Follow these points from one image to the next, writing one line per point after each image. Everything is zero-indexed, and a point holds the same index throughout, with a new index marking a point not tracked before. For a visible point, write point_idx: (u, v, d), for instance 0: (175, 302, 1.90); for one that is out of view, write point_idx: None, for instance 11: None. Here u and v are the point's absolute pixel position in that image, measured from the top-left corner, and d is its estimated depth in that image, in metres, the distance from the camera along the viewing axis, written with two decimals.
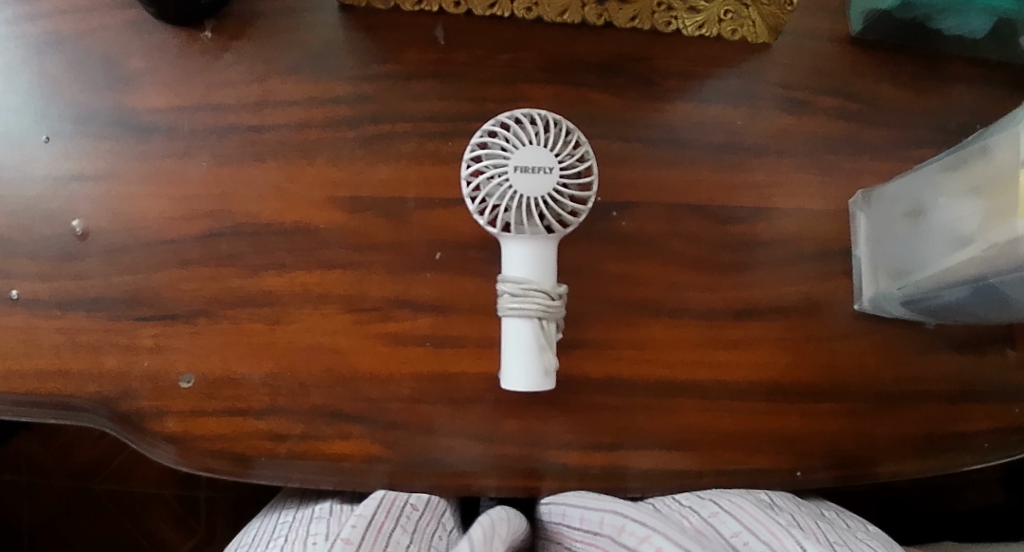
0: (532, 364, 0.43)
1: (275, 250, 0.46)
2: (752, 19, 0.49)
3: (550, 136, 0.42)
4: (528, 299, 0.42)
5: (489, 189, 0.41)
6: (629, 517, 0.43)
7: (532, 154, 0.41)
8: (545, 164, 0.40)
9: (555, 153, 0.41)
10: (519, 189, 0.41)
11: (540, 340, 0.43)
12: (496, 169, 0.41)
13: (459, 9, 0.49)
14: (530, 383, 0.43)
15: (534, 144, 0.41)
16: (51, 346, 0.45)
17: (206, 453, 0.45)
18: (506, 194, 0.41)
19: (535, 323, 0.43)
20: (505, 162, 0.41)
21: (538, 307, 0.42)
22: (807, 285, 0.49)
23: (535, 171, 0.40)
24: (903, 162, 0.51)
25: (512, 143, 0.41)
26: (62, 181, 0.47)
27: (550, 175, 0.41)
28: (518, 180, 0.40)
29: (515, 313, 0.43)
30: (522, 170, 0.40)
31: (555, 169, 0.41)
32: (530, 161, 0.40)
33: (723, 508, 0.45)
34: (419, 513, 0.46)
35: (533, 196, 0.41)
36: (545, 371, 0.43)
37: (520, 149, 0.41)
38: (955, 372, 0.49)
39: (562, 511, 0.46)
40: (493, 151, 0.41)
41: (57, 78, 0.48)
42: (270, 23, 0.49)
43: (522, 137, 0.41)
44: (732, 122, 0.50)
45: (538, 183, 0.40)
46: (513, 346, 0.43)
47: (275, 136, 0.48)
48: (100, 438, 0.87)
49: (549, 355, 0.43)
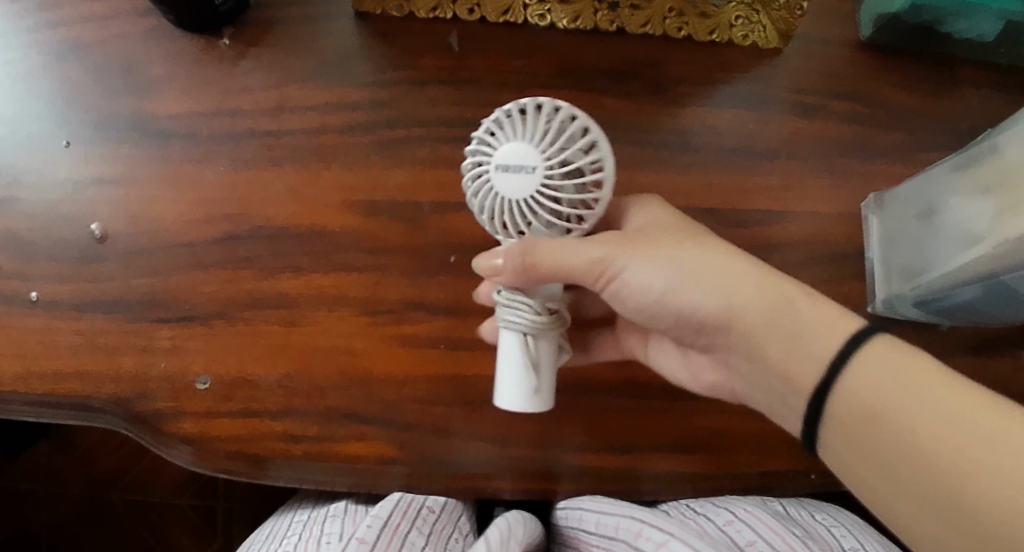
0: (513, 383, 0.40)
1: (293, 253, 0.47)
2: (762, 24, 0.51)
3: (543, 129, 0.34)
4: (517, 312, 0.39)
5: (472, 191, 0.37)
6: (646, 523, 0.49)
7: (513, 148, 0.34)
8: (528, 163, 0.34)
9: (542, 147, 0.34)
10: (500, 191, 0.35)
11: (523, 361, 0.39)
12: (479, 165, 0.36)
13: (474, 16, 0.51)
14: (514, 406, 0.40)
15: (521, 139, 0.34)
16: (71, 347, 0.45)
17: (221, 454, 0.44)
18: (489, 196, 0.36)
19: (521, 340, 0.39)
20: (485, 160, 0.36)
21: (527, 324, 0.39)
22: (821, 288, 0.48)
23: (514, 171, 0.34)
24: (916, 165, 0.51)
25: (498, 136, 0.35)
26: (82, 184, 0.48)
27: (533, 175, 0.34)
28: (499, 179, 0.35)
29: (501, 327, 0.40)
30: (500, 169, 0.34)
31: (539, 168, 0.34)
32: (509, 158, 0.34)
33: (737, 517, 0.51)
34: (435, 516, 0.51)
35: (517, 200, 0.35)
36: (526, 395, 0.40)
37: (505, 143, 0.34)
38: (972, 374, 0.48)
39: (578, 515, 0.51)
40: (477, 147, 0.36)
41: (78, 85, 0.49)
42: (289, 31, 0.51)
43: (510, 130, 0.35)
44: (744, 126, 0.50)
45: (520, 183, 0.34)
46: (500, 363, 0.40)
47: (293, 141, 0.49)
48: (120, 447, 0.88)
49: (532, 377, 0.39)
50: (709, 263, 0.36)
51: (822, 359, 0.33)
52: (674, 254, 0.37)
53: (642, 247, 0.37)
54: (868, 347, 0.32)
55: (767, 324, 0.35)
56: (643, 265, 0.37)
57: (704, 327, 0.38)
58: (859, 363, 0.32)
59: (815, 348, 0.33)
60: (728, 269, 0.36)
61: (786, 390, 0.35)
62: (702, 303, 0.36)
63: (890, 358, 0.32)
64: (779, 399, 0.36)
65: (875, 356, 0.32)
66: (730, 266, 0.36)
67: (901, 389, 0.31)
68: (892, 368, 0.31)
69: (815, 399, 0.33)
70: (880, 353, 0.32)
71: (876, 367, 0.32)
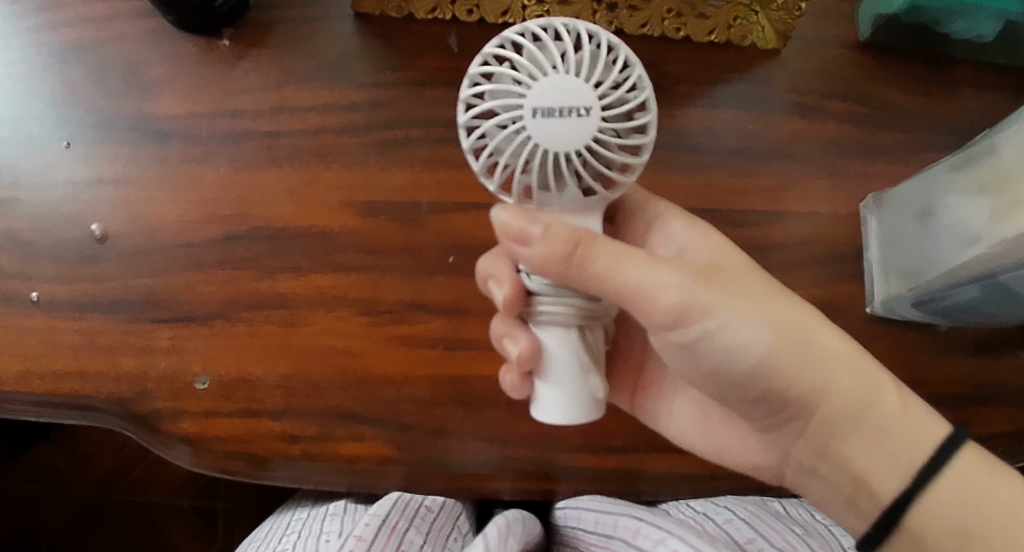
0: (574, 389, 0.35)
1: (292, 254, 0.47)
2: (760, 25, 0.50)
3: (583, 59, 0.27)
4: (568, 306, 0.34)
5: (497, 143, 0.28)
6: (644, 521, 0.50)
7: (556, 87, 0.27)
8: (581, 104, 0.27)
9: (593, 82, 0.27)
10: (541, 143, 0.27)
11: (582, 360, 0.35)
12: (505, 112, 0.27)
13: (472, 17, 0.51)
14: (573, 416, 0.36)
15: (560, 74, 0.27)
16: (71, 347, 0.45)
17: (220, 454, 0.45)
18: (523, 152, 0.28)
19: (576, 335, 0.35)
20: (515, 105, 0.27)
21: (580, 316, 0.34)
22: (820, 289, 0.48)
23: (564, 115, 0.27)
24: (915, 165, 0.51)
25: (525, 73, 0.27)
26: (83, 185, 0.48)
27: (589, 119, 0.27)
28: (540, 128, 0.27)
29: (550, 323, 0.35)
30: (543, 116, 0.27)
31: (597, 109, 0.27)
32: (555, 99, 0.27)
33: (737, 516, 0.52)
34: (434, 515, 0.52)
35: (564, 152, 0.27)
36: (592, 397, 0.35)
37: (540, 81, 0.27)
38: (970, 374, 0.48)
39: (578, 514, 0.55)
40: (497, 88, 0.27)
41: (78, 86, 0.50)
42: (288, 32, 0.51)
43: (540, 65, 0.27)
44: (743, 127, 0.50)
45: (570, 131, 0.27)
46: (551, 366, 0.35)
47: (292, 141, 0.49)
48: (121, 448, 0.88)
49: (594, 378, 0.35)
50: (813, 347, 0.35)
51: (909, 466, 0.35)
52: (769, 318, 0.34)
53: (721, 286, 0.34)
54: (954, 463, 0.34)
55: (860, 421, 0.36)
56: (729, 310, 0.33)
57: (779, 410, 0.38)
58: (948, 476, 0.34)
59: (905, 455, 0.35)
60: (829, 349, 0.35)
61: (852, 489, 0.37)
62: (794, 387, 0.36)
63: (980, 473, 0.34)
64: (837, 492, 0.39)
65: (960, 469, 0.34)
66: (826, 345, 0.35)
67: (987, 510, 0.33)
68: (977, 485, 0.34)
69: (892, 510, 0.35)
70: (983, 466, 0.34)
71: (964, 483, 0.34)
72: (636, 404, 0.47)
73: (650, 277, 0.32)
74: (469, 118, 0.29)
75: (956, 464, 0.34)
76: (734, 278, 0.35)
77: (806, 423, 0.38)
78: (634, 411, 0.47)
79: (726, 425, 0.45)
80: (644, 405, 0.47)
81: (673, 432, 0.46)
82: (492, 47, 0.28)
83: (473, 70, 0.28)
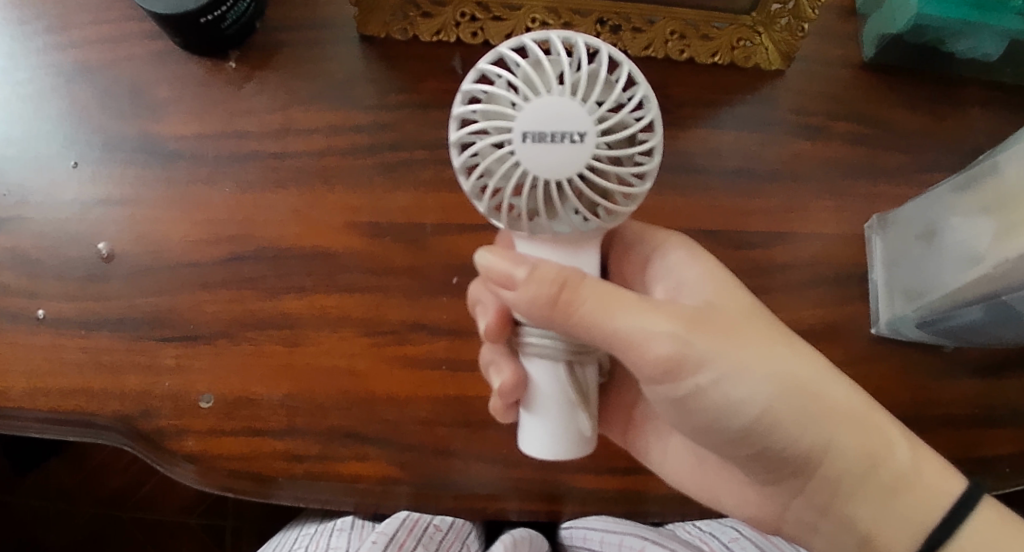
0: (561, 426, 0.36)
1: (296, 274, 0.47)
2: (764, 46, 0.50)
3: (580, 81, 0.27)
4: (557, 341, 0.34)
5: (487, 165, 0.28)
6: (648, 541, 0.53)
7: (549, 111, 0.27)
8: (574, 129, 0.27)
9: (588, 106, 0.27)
10: (530, 168, 0.27)
11: (572, 398, 0.35)
12: (496, 133, 0.28)
13: (476, 40, 0.51)
14: (560, 451, 0.36)
15: (555, 96, 0.27)
16: (76, 366, 0.46)
17: (225, 472, 0.45)
18: (513, 174, 0.28)
19: (566, 371, 0.35)
20: (506, 127, 0.27)
21: (569, 352, 0.35)
22: (825, 310, 0.48)
23: (555, 140, 0.27)
24: (920, 187, 0.51)
25: (519, 94, 0.27)
26: (90, 204, 0.48)
27: (582, 144, 0.27)
28: (529, 153, 0.27)
29: (541, 359, 0.35)
30: (532, 140, 0.27)
31: (591, 135, 0.27)
32: (546, 124, 0.27)
33: (743, 534, 0.54)
34: (442, 534, 0.53)
35: (555, 179, 0.28)
36: (579, 434, 0.36)
37: (533, 104, 0.27)
38: (975, 395, 0.48)
39: (584, 534, 0.56)
40: (489, 108, 0.27)
41: (86, 107, 0.50)
42: (294, 54, 0.51)
43: (534, 85, 0.27)
44: (746, 148, 0.50)
45: (561, 156, 0.27)
46: (540, 402, 0.36)
47: (297, 163, 0.49)
48: (128, 465, 0.88)
49: (584, 416, 0.35)
50: (816, 398, 0.35)
51: (919, 530, 0.35)
52: (769, 366, 0.34)
53: (725, 335, 0.34)
54: (982, 508, 0.34)
55: (869, 480, 0.35)
56: (733, 361, 0.33)
57: (778, 465, 0.38)
58: (980, 519, 0.34)
59: (914, 516, 0.35)
60: (835, 400, 0.35)
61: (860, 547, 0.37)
62: (796, 443, 0.36)
63: (1008, 525, 0.34)
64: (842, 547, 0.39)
65: (988, 517, 0.34)
66: (832, 394, 0.35)
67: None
68: (1005, 533, 0.34)
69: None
70: (990, 521, 0.34)
71: (997, 528, 0.34)
72: (629, 438, 0.46)
73: (655, 327, 0.32)
74: (461, 137, 0.29)
75: (971, 523, 0.34)
76: (740, 322, 0.35)
77: (808, 479, 0.38)
78: (628, 446, 0.46)
79: (723, 476, 0.44)
80: (637, 439, 0.46)
81: (670, 474, 0.45)
82: (487, 62, 0.28)
83: (468, 87, 0.29)
